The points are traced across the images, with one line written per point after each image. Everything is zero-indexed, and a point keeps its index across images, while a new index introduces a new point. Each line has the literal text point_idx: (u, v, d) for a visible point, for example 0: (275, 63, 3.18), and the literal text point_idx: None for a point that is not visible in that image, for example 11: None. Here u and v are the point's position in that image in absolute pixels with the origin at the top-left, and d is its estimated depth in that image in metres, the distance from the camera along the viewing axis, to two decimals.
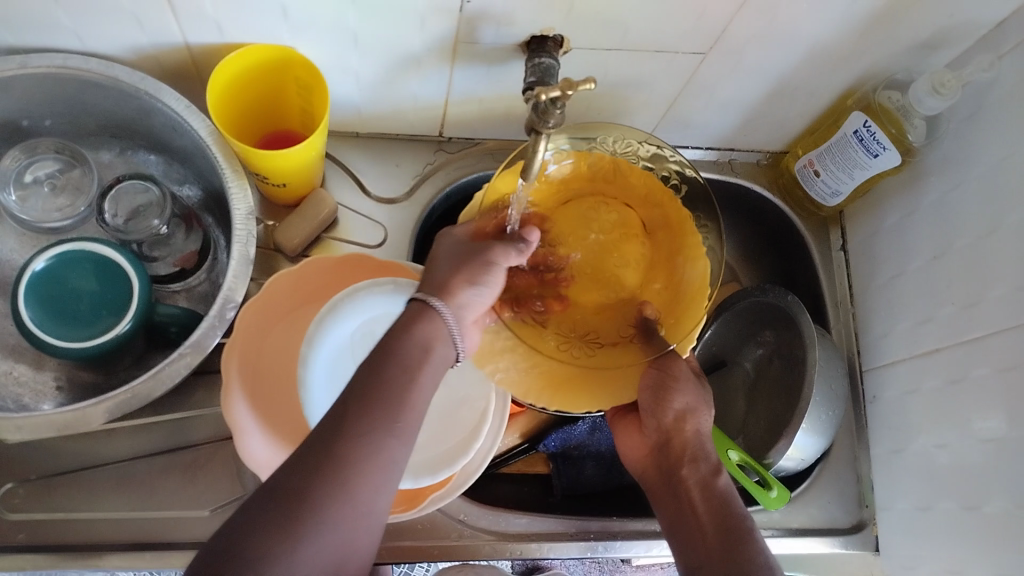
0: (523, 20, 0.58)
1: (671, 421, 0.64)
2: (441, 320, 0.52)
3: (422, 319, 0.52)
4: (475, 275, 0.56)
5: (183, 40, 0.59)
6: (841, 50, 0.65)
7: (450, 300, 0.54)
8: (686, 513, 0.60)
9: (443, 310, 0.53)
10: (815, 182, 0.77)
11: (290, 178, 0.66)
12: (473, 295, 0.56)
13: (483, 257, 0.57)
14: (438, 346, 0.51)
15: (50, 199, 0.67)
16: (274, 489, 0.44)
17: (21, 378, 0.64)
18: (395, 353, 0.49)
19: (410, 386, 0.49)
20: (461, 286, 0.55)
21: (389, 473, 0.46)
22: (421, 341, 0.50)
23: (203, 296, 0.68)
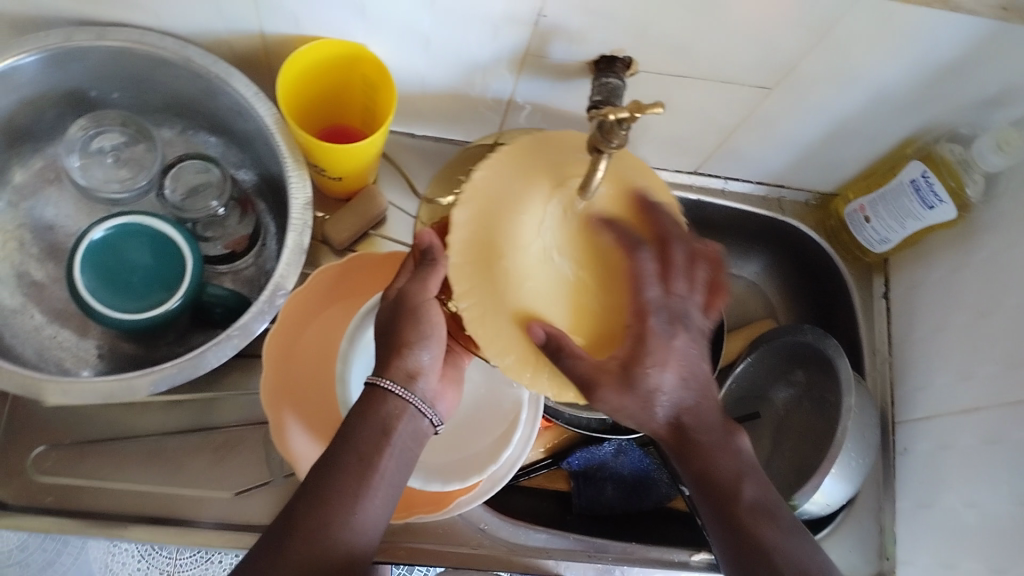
0: (595, 38, 0.58)
1: (678, 393, 0.49)
2: (398, 399, 0.52)
3: (379, 403, 0.52)
4: (411, 336, 0.52)
5: (259, 28, 0.60)
6: (906, 97, 0.65)
7: (398, 374, 0.52)
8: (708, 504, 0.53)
9: (394, 390, 0.52)
10: (864, 227, 0.76)
11: (347, 172, 0.66)
12: (423, 358, 0.53)
13: (408, 309, 0.51)
14: (401, 424, 0.52)
15: (111, 170, 0.67)
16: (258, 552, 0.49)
17: (64, 343, 0.65)
18: (352, 442, 0.51)
19: (366, 477, 0.50)
20: (401, 353, 0.52)
21: (360, 520, 0.50)
22: (380, 425, 0.51)
23: (249, 280, 0.69)
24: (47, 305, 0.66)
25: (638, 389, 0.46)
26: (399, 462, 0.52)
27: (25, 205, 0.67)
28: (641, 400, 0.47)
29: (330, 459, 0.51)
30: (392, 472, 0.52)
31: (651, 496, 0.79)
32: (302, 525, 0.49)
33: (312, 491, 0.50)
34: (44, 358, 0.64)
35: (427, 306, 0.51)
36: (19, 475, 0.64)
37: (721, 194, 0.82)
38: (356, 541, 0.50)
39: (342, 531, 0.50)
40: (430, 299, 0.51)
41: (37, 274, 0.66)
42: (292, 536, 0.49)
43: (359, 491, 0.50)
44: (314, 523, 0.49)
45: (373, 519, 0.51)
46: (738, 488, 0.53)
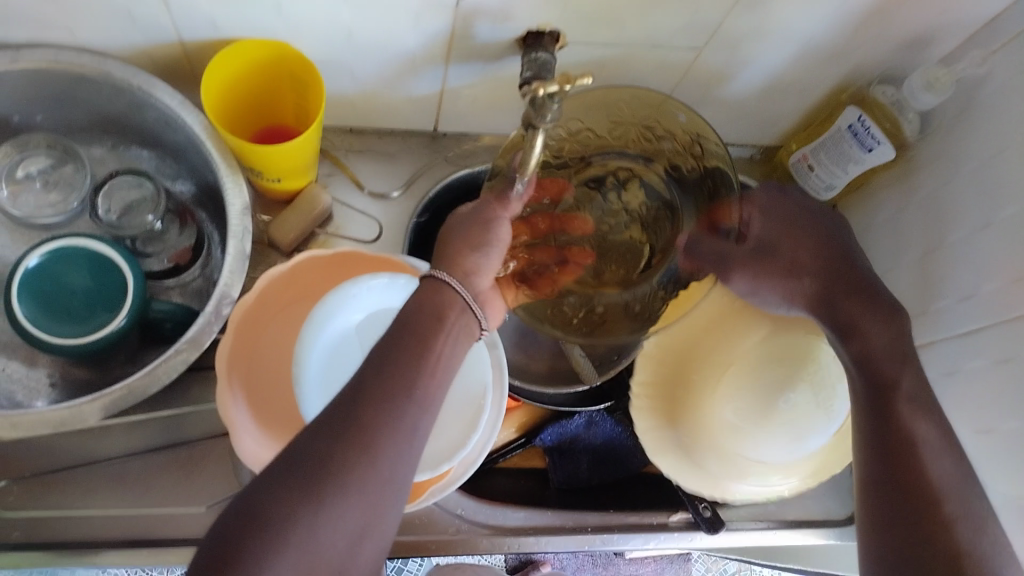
0: (518, 14, 0.57)
1: (827, 263, 0.60)
2: (453, 290, 0.52)
3: (433, 289, 0.51)
4: (478, 238, 0.54)
5: (175, 35, 0.58)
6: (836, 45, 0.65)
7: (456, 271, 0.52)
8: (861, 375, 0.56)
9: (451, 279, 0.52)
10: (809, 176, 0.76)
11: (285, 173, 0.65)
12: (483, 261, 0.54)
13: (480, 220, 0.55)
14: (452, 314, 0.51)
15: (42, 195, 0.66)
16: (323, 422, 0.46)
17: (14, 375, 0.64)
18: (411, 325, 0.49)
19: (426, 357, 0.48)
20: (462, 253, 0.53)
21: (426, 396, 0.48)
22: (433, 312, 0.50)
23: (197, 292, 0.68)
24: None
25: (774, 263, 0.61)
26: (454, 349, 0.50)
27: None
28: (784, 274, 0.61)
29: (392, 337, 0.49)
30: (448, 357, 0.50)
31: (626, 465, 0.80)
32: (374, 393, 0.46)
33: (374, 364, 0.47)
34: None
35: (498, 222, 0.56)
36: None
37: None
38: (420, 416, 0.47)
39: (410, 402, 0.47)
40: (500, 218, 0.56)
41: None
42: (366, 403, 0.46)
43: (420, 369, 0.48)
44: (387, 386, 0.47)
45: (435, 399, 0.48)
46: (897, 371, 0.56)
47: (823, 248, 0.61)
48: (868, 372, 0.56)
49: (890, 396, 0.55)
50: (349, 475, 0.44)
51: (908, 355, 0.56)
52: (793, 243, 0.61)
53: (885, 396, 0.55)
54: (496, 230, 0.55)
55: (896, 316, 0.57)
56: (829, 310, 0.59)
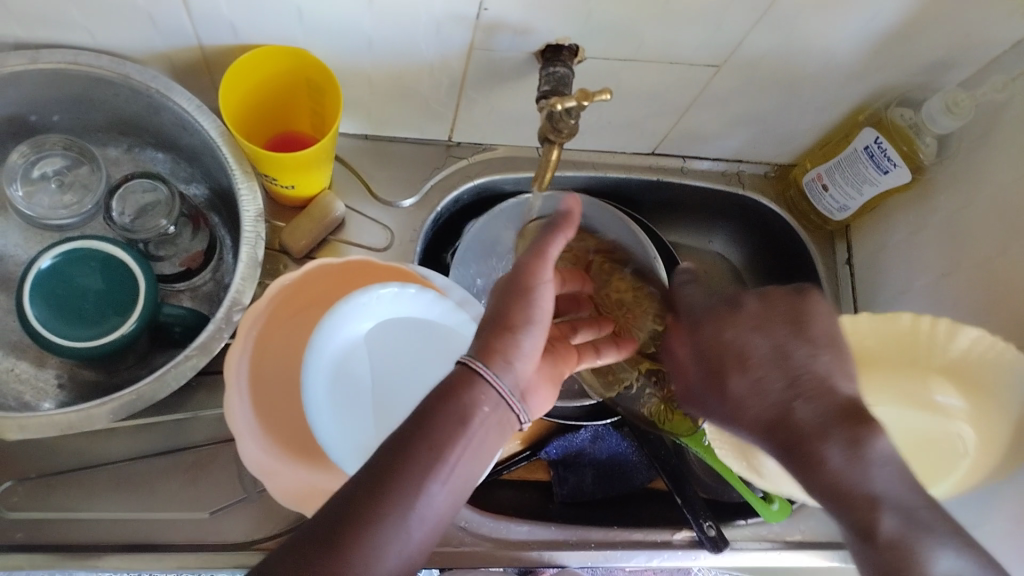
0: (538, 28, 0.57)
1: (804, 408, 0.51)
2: (489, 385, 0.49)
3: (465, 384, 0.49)
4: (520, 317, 0.51)
5: (195, 40, 0.58)
6: (855, 66, 0.65)
7: (493, 361, 0.50)
8: (842, 517, 0.49)
9: (487, 373, 0.49)
10: (823, 196, 0.77)
11: (298, 179, 0.65)
12: (527, 345, 0.51)
13: (522, 289, 0.52)
14: (484, 412, 0.48)
15: (56, 195, 0.66)
16: (307, 531, 0.44)
17: (23, 375, 0.64)
18: (430, 426, 0.47)
19: (434, 464, 0.46)
20: (501, 337, 0.51)
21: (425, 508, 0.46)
22: (459, 414, 0.47)
23: (208, 296, 0.68)
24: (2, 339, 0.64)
25: (718, 395, 0.57)
26: (473, 456, 0.48)
27: None
28: (750, 396, 0.54)
29: (403, 438, 0.47)
30: (465, 461, 0.48)
31: (628, 481, 0.79)
32: (358, 514, 0.44)
33: (373, 475, 0.45)
34: (4, 393, 0.63)
35: (541, 293, 0.53)
36: None
37: (681, 175, 0.81)
38: (410, 532, 0.45)
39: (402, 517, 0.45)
40: (541, 283, 0.53)
41: None
42: (353, 517, 0.44)
43: (425, 480, 0.46)
44: (382, 500, 0.45)
45: (434, 513, 0.46)
46: (870, 509, 0.48)
47: (792, 383, 0.53)
48: (847, 513, 0.49)
49: (873, 544, 0.48)
50: None
51: (878, 498, 0.48)
52: (747, 377, 0.54)
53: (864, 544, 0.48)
54: (540, 301, 0.52)
55: (864, 439, 0.49)
56: (793, 454, 0.51)
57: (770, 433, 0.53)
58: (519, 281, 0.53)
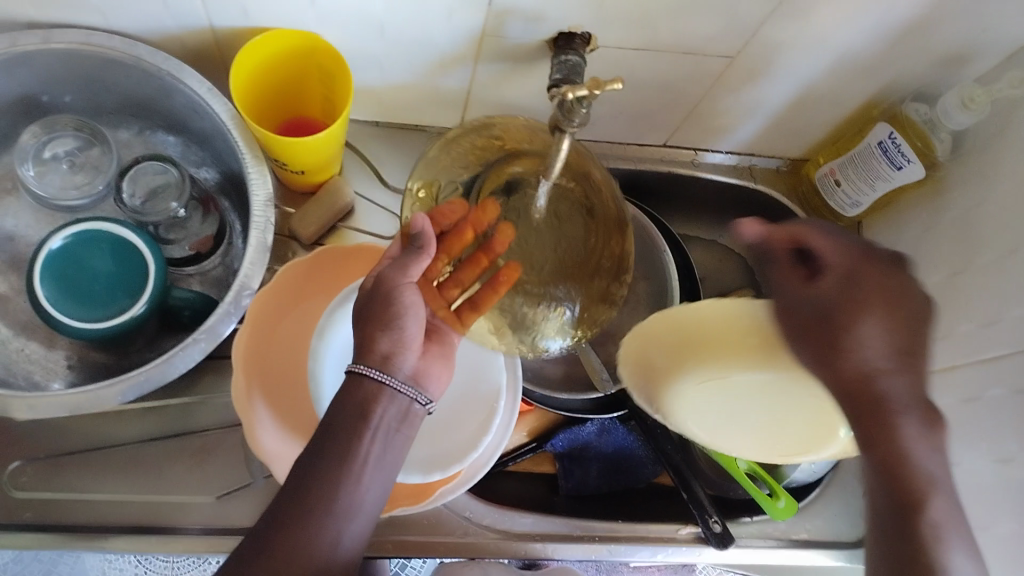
0: (551, 15, 0.57)
1: (897, 382, 0.47)
2: (374, 381, 0.53)
3: (354, 385, 0.53)
4: (387, 315, 0.53)
5: (208, 22, 0.58)
6: (869, 59, 0.64)
7: (372, 358, 0.53)
8: (884, 488, 0.49)
9: (369, 372, 0.52)
10: (835, 191, 0.76)
11: (309, 164, 0.65)
12: (395, 338, 0.54)
13: (384, 290, 0.54)
14: (378, 406, 0.53)
15: (68, 176, 0.66)
16: (249, 541, 0.49)
17: (32, 356, 0.64)
18: (333, 428, 0.52)
19: (347, 464, 0.51)
20: (377, 337, 0.54)
21: (353, 501, 0.51)
22: (357, 408, 0.52)
23: (217, 280, 0.68)
24: (12, 319, 0.64)
25: (831, 352, 0.48)
26: (383, 446, 0.53)
27: None
28: (814, 356, 0.48)
29: (314, 450, 0.51)
30: (378, 455, 0.52)
31: (634, 475, 0.79)
32: (290, 518, 0.49)
33: (294, 489, 0.50)
34: (13, 372, 0.63)
35: (405, 288, 0.54)
36: None
37: (692, 166, 0.81)
38: (344, 526, 0.50)
39: (328, 518, 0.50)
40: (405, 283, 0.54)
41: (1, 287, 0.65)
42: (285, 524, 0.49)
43: (344, 478, 0.51)
44: (302, 509, 0.49)
45: (361, 506, 0.51)
46: (925, 490, 0.48)
47: (905, 354, 0.47)
48: (891, 486, 0.48)
49: (914, 518, 0.48)
50: None
51: (936, 480, 0.48)
52: (876, 330, 0.47)
53: (908, 518, 0.48)
54: (405, 299, 0.53)
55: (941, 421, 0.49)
56: (852, 404, 0.48)
57: (845, 394, 0.48)
58: (376, 284, 0.55)
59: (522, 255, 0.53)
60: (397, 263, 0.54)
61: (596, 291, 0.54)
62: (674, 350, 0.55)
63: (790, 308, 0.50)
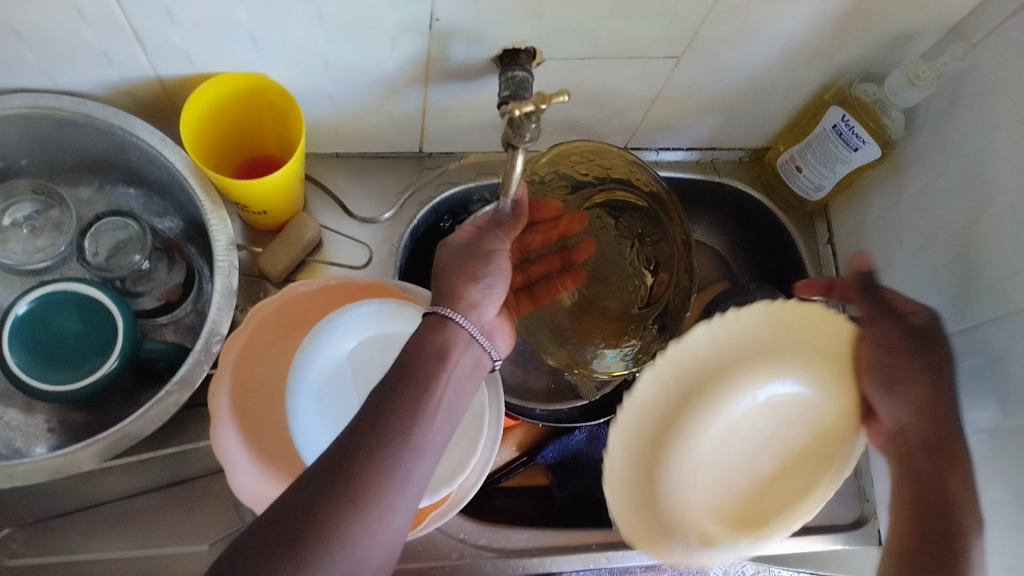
0: (494, 33, 0.57)
1: (908, 405, 0.59)
2: (456, 325, 0.53)
3: (436, 328, 0.53)
4: (477, 271, 0.56)
5: (154, 73, 0.58)
6: (815, 45, 0.65)
7: (461, 305, 0.55)
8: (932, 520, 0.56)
9: (454, 316, 0.54)
10: (798, 177, 0.77)
11: (270, 203, 0.65)
12: (482, 290, 0.56)
13: (478, 251, 0.57)
14: (457, 351, 0.53)
15: (30, 240, 0.66)
16: (314, 470, 0.47)
17: (12, 422, 0.64)
18: (409, 366, 0.51)
19: (424, 396, 0.50)
20: (463, 288, 0.55)
21: (429, 438, 0.50)
22: (436, 350, 0.52)
23: (190, 328, 0.68)
24: None
25: (909, 389, 0.59)
26: (455, 390, 0.52)
27: None
28: (904, 393, 0.59)
29: (388, 384, 0.51)
30: (448, 398, 0.52)
31: None
32: (368, 439, 0.47)
33: (372, 412, 0.49)
34: None
35: (496, 253, 0.58)
36: None
37: (656, 165, 0.82)
38: (419, 458, 0.49)
39: (406, 448, 0.48)
40: (499, 247, 0.58)
41: None
42: (360, 446, 0.47)
43: (419, 409, 0.50)
44: (379, 432, 0.48)
45: (434, 441, 0.50)
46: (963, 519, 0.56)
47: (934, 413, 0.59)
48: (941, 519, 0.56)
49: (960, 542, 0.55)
50: (336, 531, 0.44)
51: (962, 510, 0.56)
52: (932, 371, 0.60)
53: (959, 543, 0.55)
54: (496, 262, 0.57)
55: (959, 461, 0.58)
56: (927, 453, 0.58)
57: (903, 427, 0.59)
58: (468, 248, 0.58)
59: (596, 271, 0.68)
60: (490, 233, 0.59)
61: (607, 331, 0.67)
62: (670, 406, 0.60)
63: (887, 334, 0.60)
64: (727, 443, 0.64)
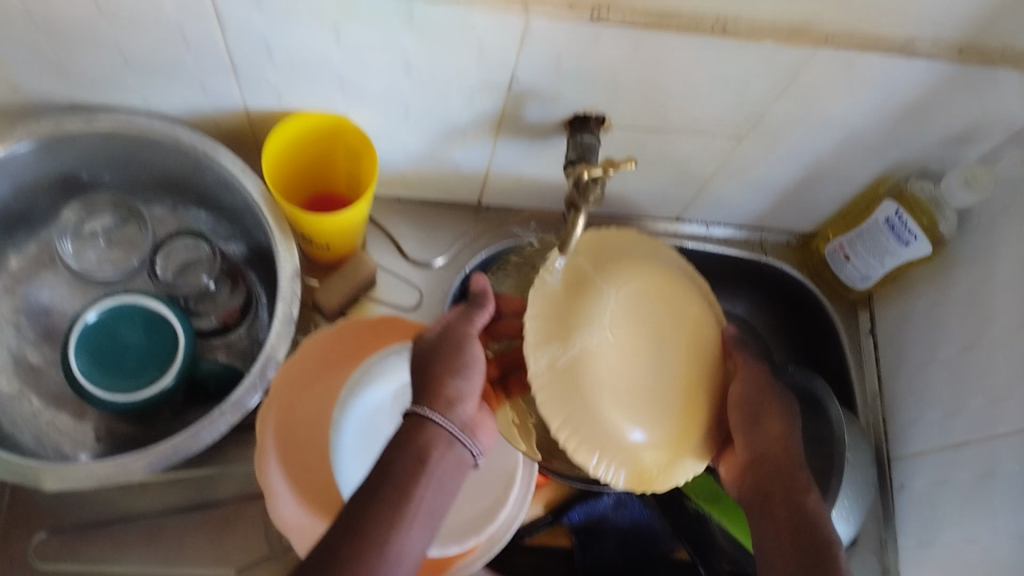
0: (568, 97, 0.60)
1: (768, 438, 0.58)
2: (437, 426, 0.54)
3: (418, 430, 0.53)
4: (457, 362, 0.55)
5: (242, 104, 0.61)
6: (875, 139, 0.67)
7: (439, 403, 0.54)
8: (797, 542, 0.55)
9: (434, 417, 0.54)
10: (845, 265, 0.78)
11: (335, 239, 0.68)
12: (464, 383, 0.55)
13: (455, 341, 0.56)
14: (435, 453, 0.53)
15: (104, 252, 0.70)
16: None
17: (61, 428, 0.66)
18: (389, 475, 0.51)
19: (403, 508, 0.50)
20: (443, 382, 0.54)
21: (405, 546, 0.49)
22: (415, 454, 0.52)
23: (242, 352, 0.70)
24: (44, 389, 0.66)
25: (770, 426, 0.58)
26: (435, 495, 0.52)
27: (20, 291, 0.68)
28: (757, 427, 0.57)
29: (368, 491, 0.51)
30: (427, 504, 0.52)
31: (651, 548, 0.78)
32: (345, 551, 0.48)
33: (347, 528, 0.49)
34: (43, 444, 0.65)
35: (471, 341, 0.56)
36: (20, 562, 0.64)
37: (704, 238, 0.84)
38: (394, 568, 0.48)
39: (380, 558, 0.48)
40: (471, 336, 0.56)
41: (33, 359, 0.67)
42: (332, 561, 0.47)
43: (394, 522, 0.50)
44: (353, 545, 0.48)
45: (409, 553, 0.50)
46: (815, 546, 0.55)
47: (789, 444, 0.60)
48: (799, 541, 0.55)
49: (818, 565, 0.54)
50: None
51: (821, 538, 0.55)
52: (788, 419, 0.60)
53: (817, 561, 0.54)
54: (472, 350, 0.55)
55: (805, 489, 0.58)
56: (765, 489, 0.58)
57: (753, 459, 0.58)
58: (446, 334, 0.57)
59: None
60: (463, 318, 0.57)
61: None
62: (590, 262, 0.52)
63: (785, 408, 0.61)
64: (624, 404, 0.50)
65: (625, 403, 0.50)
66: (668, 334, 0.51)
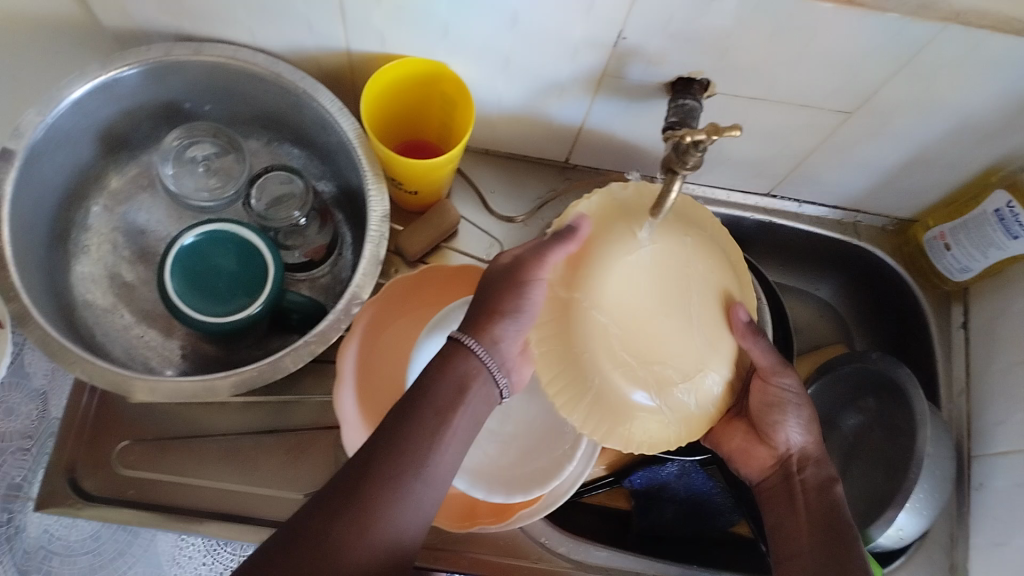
0: (672, 60, 0.59)
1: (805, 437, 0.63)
2: (478, 361, 0.54)
3: (459, 357, 0.54)
4: (509, 304, 0.54)
5: (345, 46, 0.62)
6: (993, 126, 0.63)
7: (483, 338, 0.54)
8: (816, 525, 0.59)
9: (476, 350, 0.54)
10: (944, 255, 0.75)
11: (423, 186, 0.68)
12: (510, 325, 0.54)
13: (514, 279, 0.54)
14: (474, 386, 0.54)
15: (201, 179, 0.70)
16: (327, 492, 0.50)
17: (150, 343, 0.68)
18: (428, 398, 0.52)
19: (440, 430, 0.52)
20: (490, 319, 0.54)
21: (439, 465, 0.52)
22: (455, 382, 0.53)
23: (324, 288, 0.72)
24: (136, 306, 0.69)
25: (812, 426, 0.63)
26: (469, 420, 0.53)
27: (119, 210, 0.71)
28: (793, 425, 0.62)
29: (403, 409, 0.52)
30: (462, 428, 0.53)
31: (712, 522, 0.77)
32: (380, 467, 0.50)
33: (383, 442, 0.51)
34: (132, 357, 0.67)
35: (532, 285, 0.53)
36: (105, 466, 0.68)
37: (795, 216, 0.81)
38: (429, 485, 0.51)
39: (414, 475, 0.51)
40: (535, 279, 0.53)
41: (128, 276, 0.69)
42: (368, 474, 0.50)
43: (432, 442, 0.51)
44: (388, 462, 0.50)
45: (442, 471, 0.52)
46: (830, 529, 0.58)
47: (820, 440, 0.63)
48: (819, 524, 0.59)
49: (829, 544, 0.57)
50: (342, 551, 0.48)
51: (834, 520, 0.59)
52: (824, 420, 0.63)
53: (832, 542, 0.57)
54: (529, 293, 0.53)
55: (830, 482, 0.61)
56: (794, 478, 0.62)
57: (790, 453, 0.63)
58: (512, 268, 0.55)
59: None
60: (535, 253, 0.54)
61: None
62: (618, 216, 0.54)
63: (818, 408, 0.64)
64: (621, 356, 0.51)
65: (628, 363, 0.51)
66: (685, 296, 0.51)
